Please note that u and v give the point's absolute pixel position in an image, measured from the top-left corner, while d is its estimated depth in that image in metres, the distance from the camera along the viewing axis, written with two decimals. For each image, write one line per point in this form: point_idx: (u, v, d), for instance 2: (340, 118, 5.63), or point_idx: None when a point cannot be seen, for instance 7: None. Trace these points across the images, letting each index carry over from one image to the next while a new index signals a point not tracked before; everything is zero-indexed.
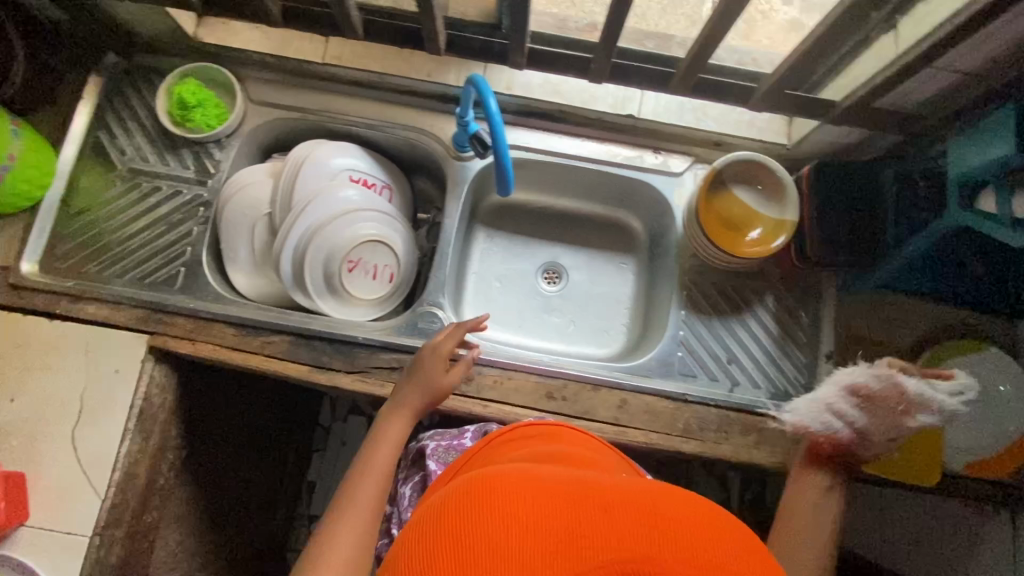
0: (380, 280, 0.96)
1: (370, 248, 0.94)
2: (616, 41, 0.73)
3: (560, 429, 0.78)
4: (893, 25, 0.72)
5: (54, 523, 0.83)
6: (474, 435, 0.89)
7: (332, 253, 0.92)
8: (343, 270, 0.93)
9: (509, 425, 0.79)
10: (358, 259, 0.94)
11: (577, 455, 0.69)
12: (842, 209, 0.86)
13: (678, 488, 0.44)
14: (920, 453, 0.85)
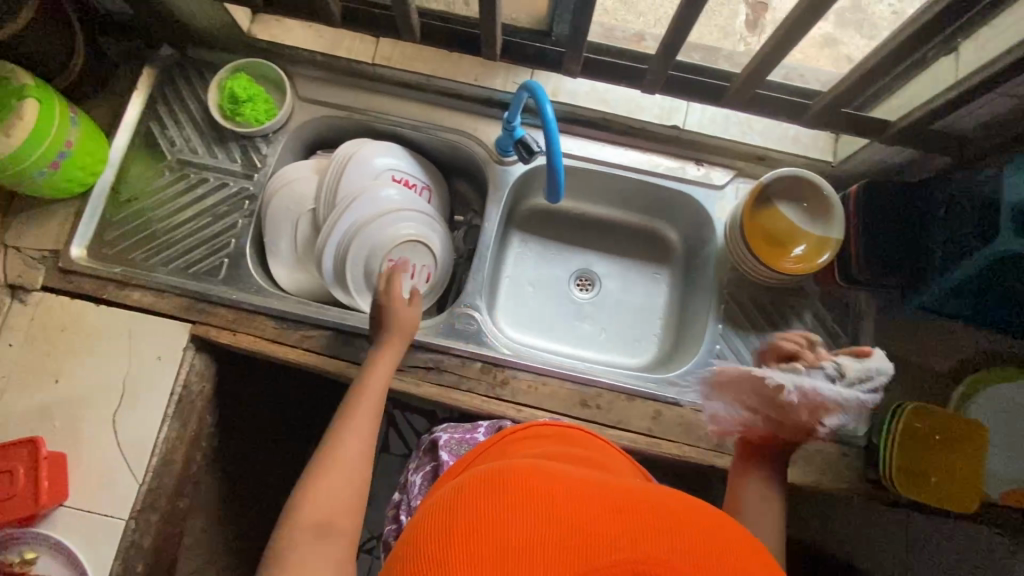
0: (418, 280, 0.97)
1: (410, 248, 0.95)
2: (674, 53, 0.74)
3: (576, 432, 0.78)
4: (954, 48, 0.71)
5: (92, 505, 0.83)
6: (488, 430, 0.89)
7: (373, 251, 0.93)
8: (383, 268, 0.94)
9: (526, 423, 0.80)
10: (398, 259, 0.94)
11: (586, 455, 0.70)
12: (887, 230, 0.85)
13: (677, 497, 0.48)
14: (960, 478, 0.82)
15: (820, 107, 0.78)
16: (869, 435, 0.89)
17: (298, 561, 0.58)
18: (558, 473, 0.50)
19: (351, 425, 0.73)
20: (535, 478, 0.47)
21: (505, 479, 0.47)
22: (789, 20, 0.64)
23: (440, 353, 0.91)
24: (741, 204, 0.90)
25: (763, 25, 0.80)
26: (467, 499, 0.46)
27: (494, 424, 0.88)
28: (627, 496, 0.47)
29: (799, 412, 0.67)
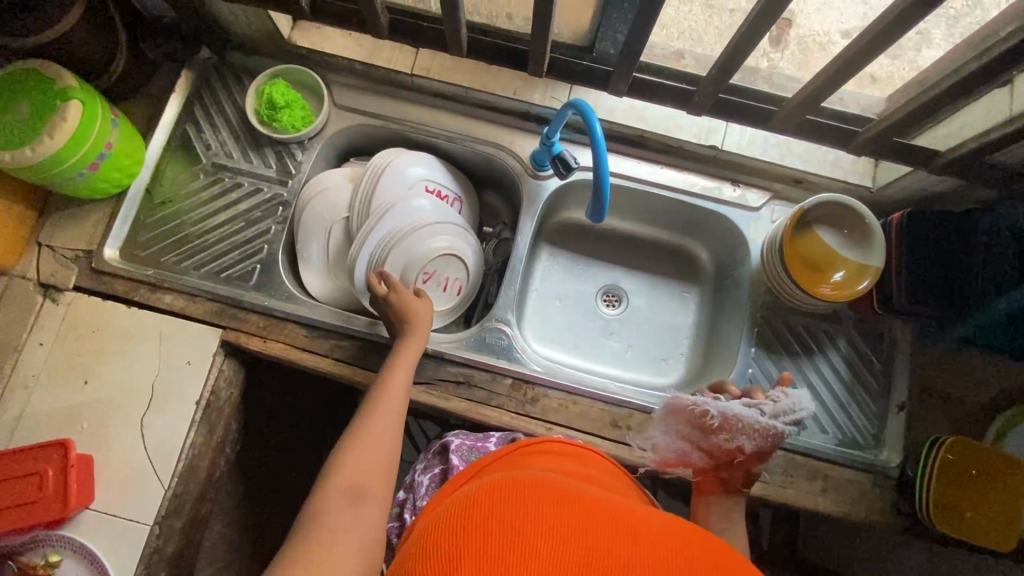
0: (450, 292, 0.96)
1: (445, 261, 0.94)
2: (725, 76, 0.73)
3: (591, 453, 0.77)
4: (1011, 81, 0.70)
5: (117, 510, 0.83)
6: (500, 441, 0.88)
7: (409, 264, 0.92)
8: (417, 281, 0.93)
9: (548, 438, 0.79)
10: (433, 272, 0.93)
11: (599, 477, 0.69)
12: (928, 258, 0.84)
13: (696, 538, 0.47)
14: (1000, 516, 0.80)
15: (870, 135, 0.77)
16: (901, 466, 0.87)
17: (331, 523, 0.58)
18: (567, 489, 0.50)
19: (381, 406, 0.72)
20: (540, 491, 0.48)
21: (512, 489, 0.48)
22: (851, 48, 0.63)
23: (470, 367, 0.90)
24: (781, 227, 0.89)
25: (785, 41, 0.85)
26: (471, 503, 0.47)
27: (506, 436, 0.87)
28: (639, 525, 0.46)
29: (725, 439, 0.73)
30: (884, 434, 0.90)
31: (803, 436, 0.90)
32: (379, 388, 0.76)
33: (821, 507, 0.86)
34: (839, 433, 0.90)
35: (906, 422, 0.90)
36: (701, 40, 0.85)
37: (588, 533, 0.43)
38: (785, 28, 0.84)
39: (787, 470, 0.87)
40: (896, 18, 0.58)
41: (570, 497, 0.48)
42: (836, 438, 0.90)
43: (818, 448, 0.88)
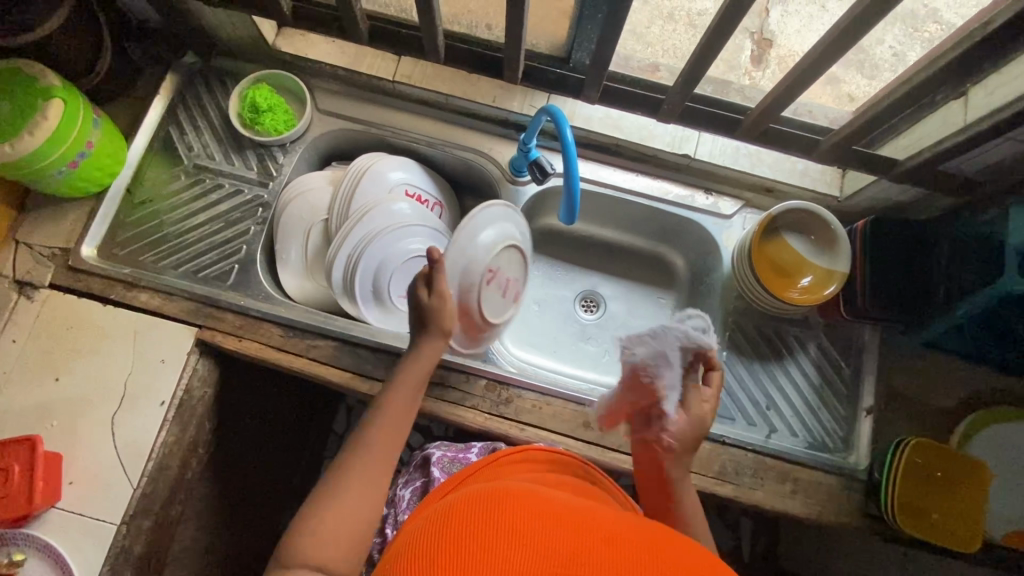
0: (506, 299, 0.92)
1: (506, 253, 0.89)
2: (691, 86, 0.76)
3: (574, 461, 0.78)
4: (964, 93, 0.73)
5: (85, 509, 0.82)
6: (481, 451, 0.92)
7: (477, 261, 0.84)
8: (485, 281, 0.86)
9: (525, 447, 0.79)
10: (496, 268, 0.88)
11: (581, 486, 0.71)
12: (894, 266, 0.86)
13: (666, 537, 0.48)
14: (963, 517, 0.81)
15: (831, 144, 0.80)
16: (869, 469, 0.88)
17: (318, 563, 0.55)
18: (543, 496, 0.52)
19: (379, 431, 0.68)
20: (514, 499, 0.49)
21: (486, 498, 0.49)
22: (807, 60, 0.66)
23: (444, 368, 0.90)
24: (749, 233, 0.91)
25: (767, 60, 0.85)
26: (448, 513, 0.48)
27: (488, 446, 0.92)
28: (611, 526, 0.48)
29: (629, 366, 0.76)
30: (853, 438, 0.91)
31: (773, 438, 0.91)
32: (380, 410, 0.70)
33: (790, 509, 0.87)
34: (808, 437, 0.92)
35: (874, 426, 0.92)
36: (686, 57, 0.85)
37: (555, 533, 0.44)
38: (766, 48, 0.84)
39: (757, 473, 0.88)
40: (843, 32, 0.61)
41: (541, 503, 0.49)
42: (805, 441, 0.91)
43: (787, 450, 0.89)
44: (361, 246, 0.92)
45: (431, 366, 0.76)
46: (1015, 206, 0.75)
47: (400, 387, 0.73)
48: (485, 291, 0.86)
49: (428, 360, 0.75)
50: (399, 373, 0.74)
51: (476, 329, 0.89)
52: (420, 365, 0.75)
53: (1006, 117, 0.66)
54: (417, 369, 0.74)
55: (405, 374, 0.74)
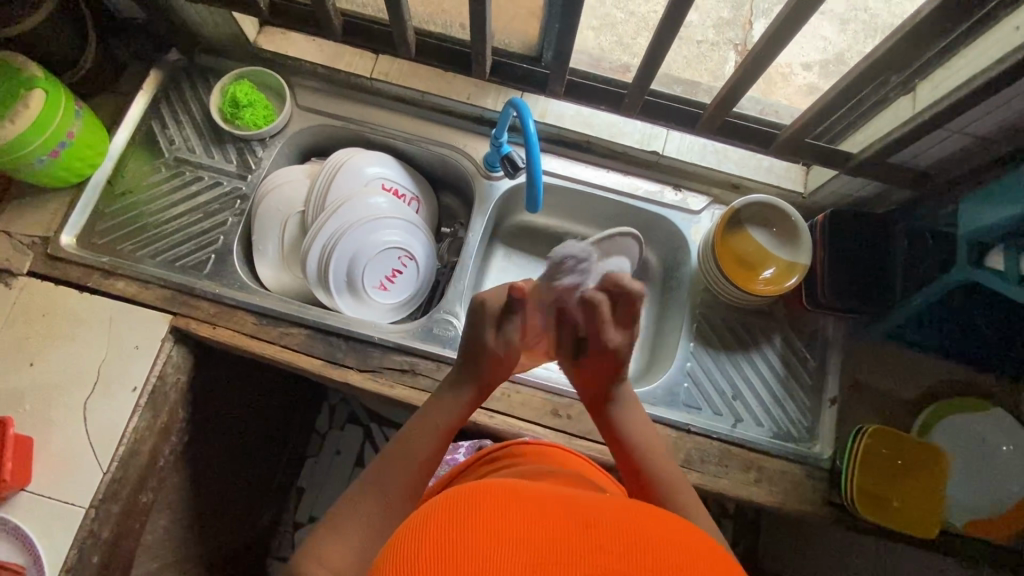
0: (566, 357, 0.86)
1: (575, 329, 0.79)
2: (650, 80, 0.79)
3: (563, 452, 0.79)
4: (912, 88, 0.76)
5: (54, 492, 0.83)
6: (467, 450, 1.00)
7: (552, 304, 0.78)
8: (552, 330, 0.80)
9: (512, 441, 0.80)
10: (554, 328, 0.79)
11: (571, 473, 0.69)
12: (854, 256, 0.89)
13: (657, 519, 0.45)
14: (920, 501, 0.83)
15: (786, 138, 0.83)
16: (833, 457, 0.90)
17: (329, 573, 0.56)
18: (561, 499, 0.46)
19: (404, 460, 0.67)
20: (523, 501, 0.43)
21: (497, 499, 0.44)
22: (755, 52, 0.69)
23: (415, 356, 0.92)
24: (713, 226, 0.94)
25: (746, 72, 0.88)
26: (453, 502, 0.44)
27: (473, 445, 0.99)
28: (597, 511, 0.44)
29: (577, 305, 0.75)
30: (817, 428, 0.93)
31: (738, 428, 0.92)
32: (405, 437, 0.70)
33: (755, 497, 0.88)
34: (773, 426, 0.93)
35: (838, 416, 0.93)
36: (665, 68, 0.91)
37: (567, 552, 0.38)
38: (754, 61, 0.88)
39: (723, 461, 0.89)
40: (780, 27, 0.64)
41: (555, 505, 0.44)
42: (770, 431, 0.93)
43: (752, 439, 0.91)
44: (336, 236, 0.94)
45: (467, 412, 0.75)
46: (966, 198, 0.77)
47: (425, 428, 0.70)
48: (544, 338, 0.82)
49: (465, 408, 0.74)
50: (431, 410, 0.73)
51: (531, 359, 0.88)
52: (453, 412, 0.73)
53: (946, 108, 0.69)
54: (449, 415, 0.73)
55: (434, 413, 0.73)
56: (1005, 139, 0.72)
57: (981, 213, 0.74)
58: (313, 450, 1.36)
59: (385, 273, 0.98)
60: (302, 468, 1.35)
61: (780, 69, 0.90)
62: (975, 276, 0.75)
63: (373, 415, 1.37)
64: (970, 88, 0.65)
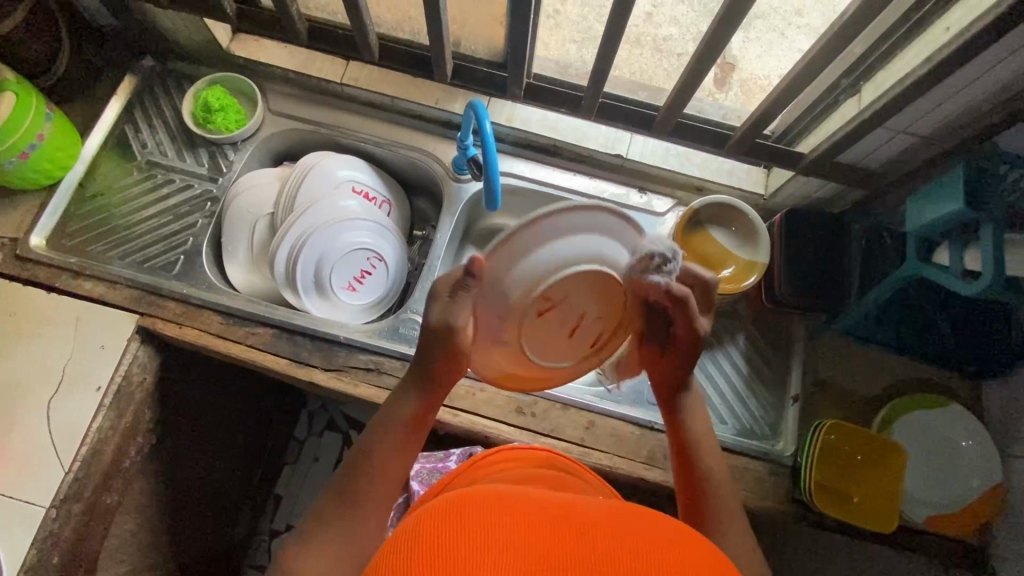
0: (571, 340, 0.65)
1: (594, 284, 0.58)
2: (603, 82, 0.81)
3: (538, 452, 0.78)
4: (856, 90, 0.79)
5: (13, 491, 0.82)
6: (460, 457, 0.95)
7: (552, 273, 0.56)
8: (534, 313, 0.59)
9: (502, 446, 0.79)
10: (562, 299, 0.59)
11: (556, 479, 0.69)
12: (811, 255, 0.91)
13: (647, 518, 0.46)
14: (879, 496, 0.84)
15: (738, 138, 0.86)
16: (794, 454, 0.90)
17: None
18: (578, 504, 0.47)
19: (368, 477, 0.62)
20: (510, 507, 0.44)
21: (494, 508, 0.43)
22: (700, 51, 0.71)
23: (380, 355, 0.93)
24: (674, 227, 0.95)
25: (729, 82, 0.96)
26: (447, 510, 0.44)
27: (465, 452, 0.94)
28: (583, 514, 0.44)
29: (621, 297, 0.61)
30: (780, 425, 0.93)
31: None
32: (364, 455, 0.64)
33: None
34: (737, 424, 0.94)
35: (801, 413, 0.94)
36: (654, 79, 0.96)
37: (584, 560, 0.38)
38: (729, 71, 0.96)
39: None
40: (718, 29, 0.67)
41: (572, 511, 0.44)
42: (734, 428, 0.93)
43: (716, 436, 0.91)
44: (303, 237, 0.95)
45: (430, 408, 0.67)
46: (911, 196, 0.79)
47: (387, 427, 0.65)
48: (528, 326, 0.60)
49: (427, 406, 0.67)
50: (390, 417, 0.66)
51: (530, 372, 0.67)
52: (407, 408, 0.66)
53: (882, 107, 0.72)
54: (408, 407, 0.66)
55: (393, 420, 0.65)
56: (944, 137, 0.74)
57: (924, 211, 0.76)
58: (291, 457, 1.33)
59: (353, 274, 0.99)
60: (279, 477, 1.32)
61: (756, 81, 0.93)
62: (923, 272, 0.77)
63: (352, 422, 1.35)
64: (902, 87, 0.68)
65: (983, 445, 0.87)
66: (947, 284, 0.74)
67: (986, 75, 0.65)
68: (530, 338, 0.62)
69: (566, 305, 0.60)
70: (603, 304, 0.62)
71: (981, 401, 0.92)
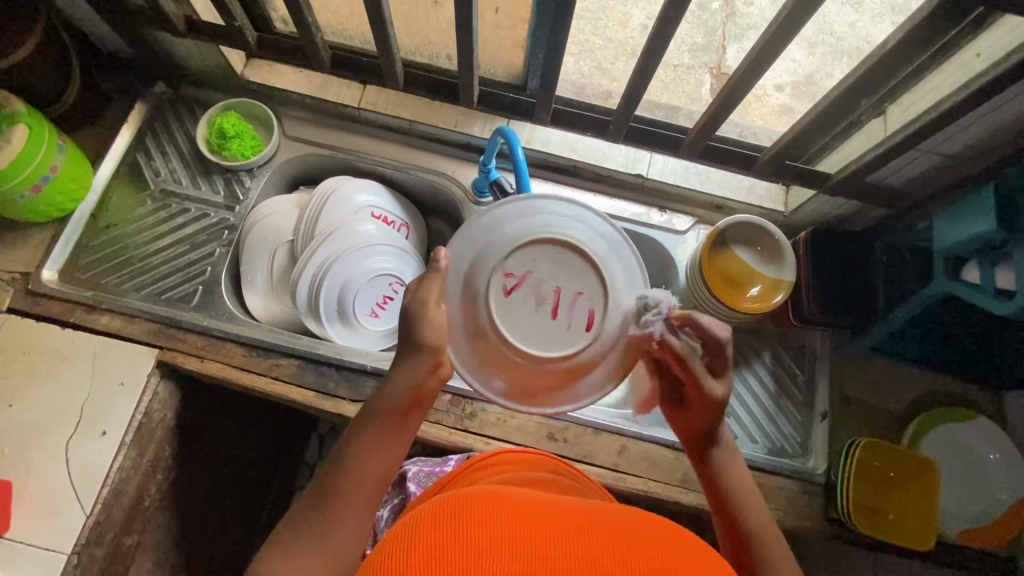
0: (559, 325, 0.62)
1: (550, 252, 0.62)
2: (634, 107, 0.82)
3: (549, 459, 0.77)
4: (882, 112, 0.80)
5: (34, 537, 0.79)
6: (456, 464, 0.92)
7: (500, 248, 0.62)
8: (498, 289, 0.61)
9: (501, 448, 0.79)
10: (525, 274, 0.61)
11: (559, 484, 0.68)
12: (836, 273, 0.91)
13: (644, 519, 0.45)
14: (918, 515, 0.84)
15: (765, 159, 0.87)
16: (827, 472, 0.90)
17: None
18: (580, 506, 0.47)
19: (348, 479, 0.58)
20: (514, 507, 0.43)
21: (497, 508, 0.43)
22: (735, 76, 0.72)
23: None
24: (700, 247, 0.95)
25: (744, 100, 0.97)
26: (454, 508, 0.44)
27: (464, 456, 0.91)
28: (584, 515, 0.44)
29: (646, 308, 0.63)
30: (811, 444, 0.93)
31: None
32: (342, 450, 0.60)
33: None
34: (767, 443, 0.94)
35: (830, 430, 0.94)
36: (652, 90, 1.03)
37: (604, 559, 0.37)
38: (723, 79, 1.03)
39: None
40: (755, 58, 0.68)
41: (578, 515, 0.44)
42: (765, 447, 0.93)
43: (748, 456, 0.91)
44: (325, 265, 0.94)
45: (412, 399, 0.63)
46: (938, 214, 0.80)
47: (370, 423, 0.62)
48: (500, 304, 0.61)
49: (410, 398, 0.63)
50: (373, 410, 0.63)
51: (513, 369, 0.62)
52: (392, 397, 0.63)
53: (912, 132, 0.72)
54: (397, 392, 0.63)
55: (376, 411, 0.62)
56: (973, 157, 0.75)
57: (955, 229, 0.77)
58: (302, 483, 1.24)
59: (375, 300, 0.98)
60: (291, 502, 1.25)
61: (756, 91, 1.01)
62: (956, 290, 0.77)
63: None
64: (936, 112, 0.69)
65: (1010, 457, 0.88)
66: (979, 301, 0.75)
67: (1014, 101, 0.66)
68: (504, 315, 0.61)
69: (532, 267, 0.62)
70: (571, 280, 0.62)
71: (1004, 413, 0.94)
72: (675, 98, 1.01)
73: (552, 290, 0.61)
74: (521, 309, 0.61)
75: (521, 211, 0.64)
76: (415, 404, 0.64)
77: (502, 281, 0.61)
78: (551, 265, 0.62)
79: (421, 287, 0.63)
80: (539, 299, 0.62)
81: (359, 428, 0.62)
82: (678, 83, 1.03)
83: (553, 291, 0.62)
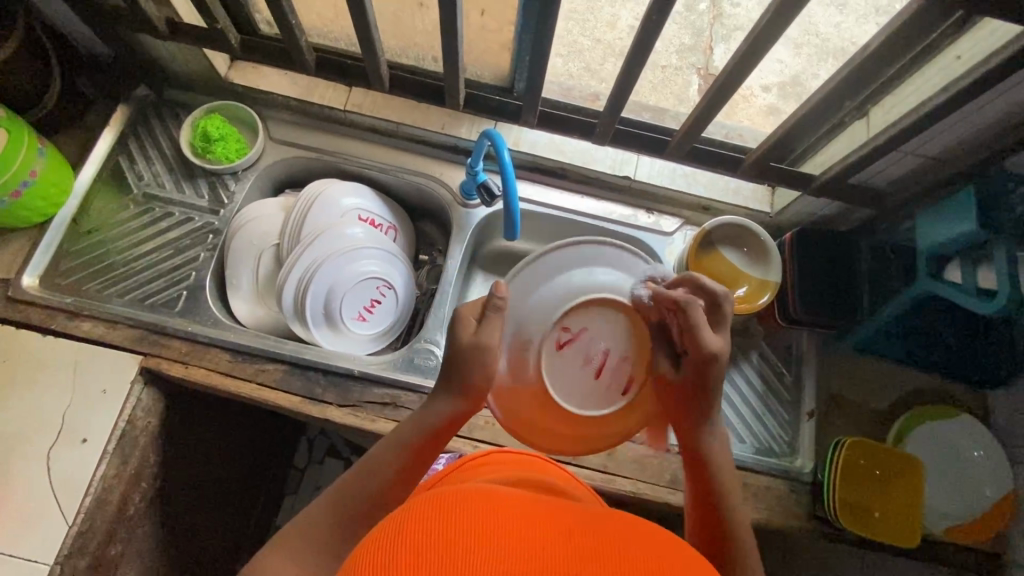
0: (601, 384, 0.62)
1: (605, 313, 0.60)
2: (620, 109, 0.82)
3: (544, 462, 0.77)
4: (865, 113, 0.80)
5: (15, 548, 0.78)
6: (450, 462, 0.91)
7: (562, 299, 0.60)
8: (551, 344, 0.60)
9: (496, 449, 0.79)
10: (580, 331, 0.60)
11: (554, 485, 0.68)
12: (821, 273, 0.92)
13: (634, 521, 0.45)
14: (902, 514, 0.85)
15: (752, 161, 0.87)
16: (814, 471, 0.91)
17: None
18: (570, 507, 0.47)
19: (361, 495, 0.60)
20: (505, 506, 0.43)
21: (487, 505, 0.43)
22: (722, 77, 0.72)
23: (395, 388, 0.91)
24: (686, 248, 0.96)
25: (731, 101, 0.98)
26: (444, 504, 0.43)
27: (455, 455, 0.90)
28: (573, 516, 0.44)
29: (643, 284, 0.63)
30: (797, 443, 0.94)
31: None
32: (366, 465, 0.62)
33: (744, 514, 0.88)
34: (755, 443, 0.94)
35: (817, 428, 0.95)
36: (640, 92, 1.03)
37: (594, 562, 0.37)
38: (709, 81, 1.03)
39: None
40: (740, 60, 0.68)
41: (566, 517, 0.43)
42: (753, 447, 0.94)
43: (736, 456, 0.91)
44: (311, 269, 0.93)
45: (441, 430, 0.64)
46: (920, 215, 0.81)
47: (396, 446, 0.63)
48: (551, 360, 0.60)
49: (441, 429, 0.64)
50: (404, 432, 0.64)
51: (558, 423, 0.63)
52: (427, 426, 0.64)
53: (895, 134, 0.73)
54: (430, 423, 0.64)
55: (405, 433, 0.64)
56: (954, 159, 0.76)
57: (936, 229, 0.77)
58: (291, 487, 1.26)
59: (363, 304, 0.97)
60: (279, 508, 1.25)
61: (743, 93, 1.02)
62: (938, 289, 0.78)
63: (352, 447, 1.28)
64: (918, 114, 0.70)
65: (995, 454, 0.89)
66: (959, 300, 0.76)
67: (995, 102, 0.67)
68: (553, 370, 0.60)
69: (586, 326, 0.60)
70: (622, 344, 0.62)
71: (986, 409, 0.95)
72: (663, 99, 1.02)
73: (597, 345, 0.61)
74: (563, 362, 0.60)
75: (578, 264, 0.61)
76: (444, 434, 0.65)
77: (551, 338, 0.60)
78: (599, 325, 0.60)
79: (479, 330, 0.62)
80: (583, 352, 0.61)
81: (385, 448, 0.63)
82: (667, 85, 1.04)
83: (601, 348, 0.61)
